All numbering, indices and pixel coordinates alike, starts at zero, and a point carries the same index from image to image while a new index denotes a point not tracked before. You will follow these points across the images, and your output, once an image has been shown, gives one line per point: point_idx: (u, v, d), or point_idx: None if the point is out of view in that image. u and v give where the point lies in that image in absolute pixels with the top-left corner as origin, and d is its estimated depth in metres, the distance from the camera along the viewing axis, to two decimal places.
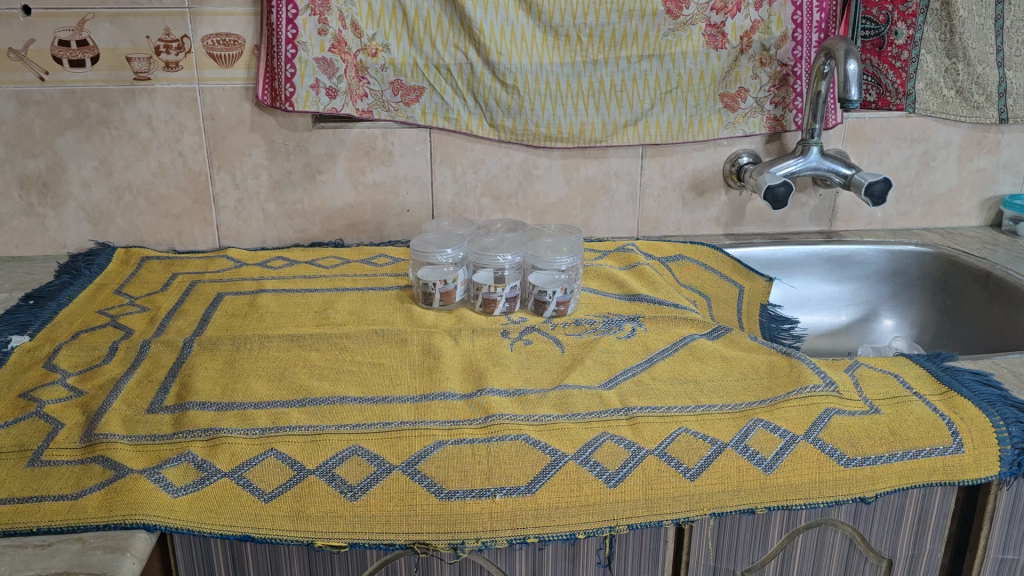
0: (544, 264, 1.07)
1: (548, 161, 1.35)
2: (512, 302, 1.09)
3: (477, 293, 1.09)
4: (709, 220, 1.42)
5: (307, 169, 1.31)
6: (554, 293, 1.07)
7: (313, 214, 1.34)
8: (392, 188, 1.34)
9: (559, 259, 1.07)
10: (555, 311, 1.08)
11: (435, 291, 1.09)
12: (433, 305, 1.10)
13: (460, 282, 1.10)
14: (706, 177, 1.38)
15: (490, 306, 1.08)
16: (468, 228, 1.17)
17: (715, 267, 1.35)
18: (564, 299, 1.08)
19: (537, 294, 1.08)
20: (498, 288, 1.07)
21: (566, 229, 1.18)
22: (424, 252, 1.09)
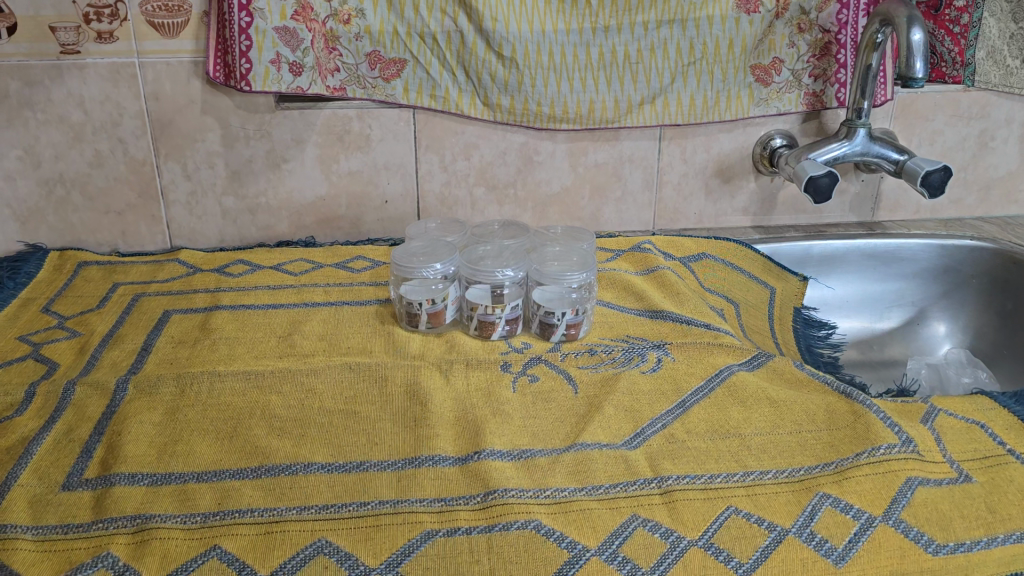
0: (551, 281, 0.90)
1: (551, 145, 1.16)
2: (513, 325, 0.92)
3: (471, 315, 0.92)
4: (736, 211, 1.24)
5: (271, 157, 1.12)
6: (564, 314, 0.89)
7: (279, 209, 1.15)
8: (370, 178, 1.15)
9: (569, 276, 0.90)
10: (565, 335, 0.91)
11: (423, 312, 0.91)
12: (421, 327, 0.93)
13: (450, 301, 0.92)
14: (733, 161, 1.20)
15: (487, 330, 0.91)
16: (460, 232, 1.00)
17: (742, 267, 1.18)
18: (575, 321, 0.90)
19: (542, 314, 0.90)
20: (496, 308, 0.90)
21: (576, 232, 1.01)
22: (407, 270, 0.91)
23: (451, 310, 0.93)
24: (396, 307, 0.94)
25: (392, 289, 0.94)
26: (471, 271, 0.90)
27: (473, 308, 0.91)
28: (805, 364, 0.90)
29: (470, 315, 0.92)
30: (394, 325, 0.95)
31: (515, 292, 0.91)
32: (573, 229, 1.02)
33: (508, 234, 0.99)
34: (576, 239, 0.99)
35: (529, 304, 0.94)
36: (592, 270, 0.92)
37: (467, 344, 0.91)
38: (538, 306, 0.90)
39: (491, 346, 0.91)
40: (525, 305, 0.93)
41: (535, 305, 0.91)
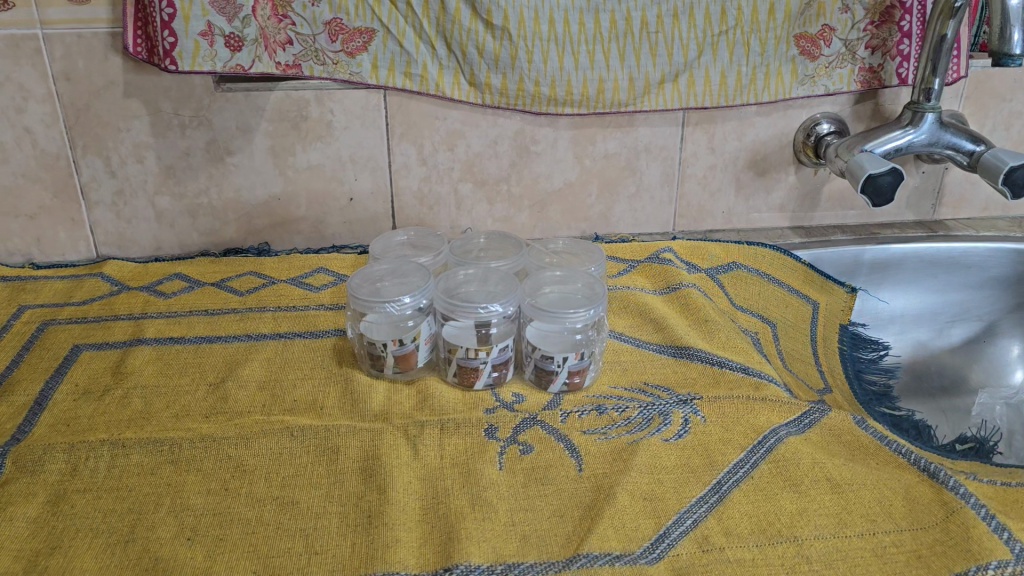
0: (549, 319, 0.70)
1: (552, 133, 0.96)
2: (502, 370, 0.73)
3: (449, 358, 0.73)
4: (772, 209, 1.04)
5: (212, 149, 0.93)
6: (566, 360, 0.71)
7: (225, 211, 0.96)
8: (334, 173, 0.96)
9: (570, 313, 0.69)
10: (567, 384, 0.72)
11: (388, 355, 0.73)
12: (387, 372, 0.74)
13: (423, 340, 0.74)
14: (769, 151, 1.00)
15: (469, 377, 0.73)
16: (437, 248, 0.80)
17: (780, 279, 0.99)
18: (579, 367, 0.72)
19: (538, 358, 0.72)
20: (480, 351, 0.71)
21: (583, 247, 0.81)
22: (367, 307, 0.71)
23: (424, 351, 0.74)
24: (356, 346, 0.75)
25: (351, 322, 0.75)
26: (449, 308, 0.70)
27: (452, 349, 0.72)
28: (869, 421, 0.71)
29: (448, 358, 0.73)
30: (353, 369, 0.76)
31: (505, 330, 0.72)
32: (578, 241, 0.83)
33: (497, 251, 0.80)
34: (583, 262, 0.79)
35: (521, 342, 0.75)
36: (601, 305, 0.71)
37: (443, 397, 0.72)
38: (534, 348, 0.72)
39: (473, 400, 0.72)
40: (517, 343, 0.75)
41: (530, 345, 0.73)
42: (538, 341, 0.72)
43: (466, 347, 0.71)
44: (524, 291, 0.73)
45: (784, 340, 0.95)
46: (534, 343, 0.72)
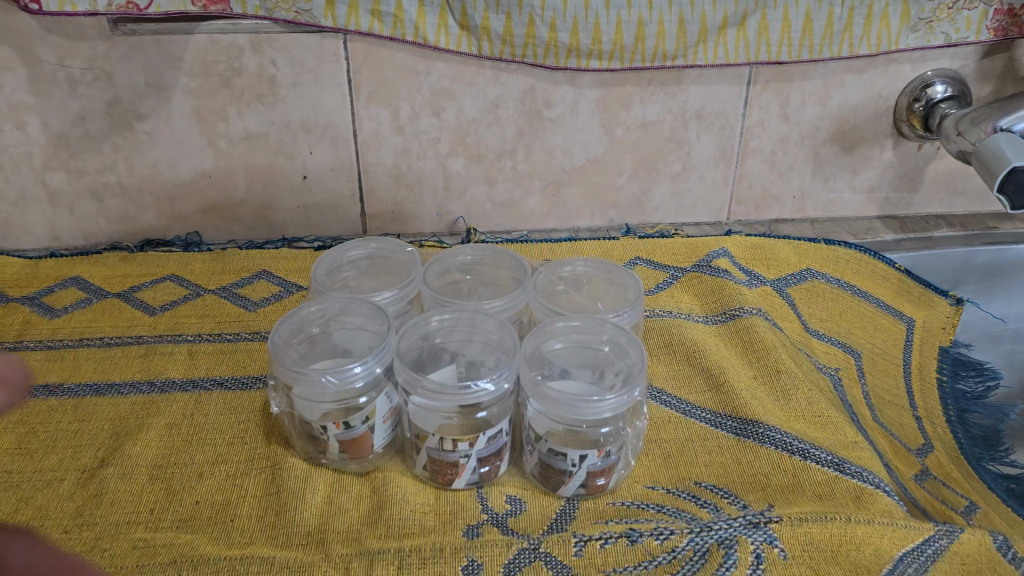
0: (556, 408, 0.47)
1: (572, 94, 0.71)
2: (491, 465, 0.51)
3: (416, 444, 0.51)
4: (859, 194, 0.80)
5: (115, 112, 0.69)
6: (585, 460, 0.49)
7: (140, 192, 0.73)
8: (281, 145, 0.72)
9: (589, 404, 0.47)
10: (584, 487, 0.51)
11: (330, 441, 0.51)
12: (332, 459, 0.53)
13: (380, 418, 0.51)
14: (862, 120, 0.75)
15: (444, 472, 0.51)
16: (406, 276, 0.58)
17: (867, 291, 0.75)
18: (603, 468, 0.50)
19: (542, 451, 0.50)
20: (459, 441, 0.49)
21: (611, 282, 0.59)
22: (294, 381, 0.48)
23: (383, 432, 0.52)
24: (288, 420, 0.54)
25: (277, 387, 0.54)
26: (411, 384, 0.48)
27: (419, 434, 0.50)
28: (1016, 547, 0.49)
29: (415, 445, 0.51)
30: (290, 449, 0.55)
31: (495, 411, 0.50)
32: (609, 265, 0.60)
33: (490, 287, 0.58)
34: (611, 308, 0.56)
35: (521, 418, 0.53)
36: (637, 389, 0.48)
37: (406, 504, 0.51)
38: (536, 437, 0.50)
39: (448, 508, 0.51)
40: (514, 420, 0.53)
41: (531, 430, 0.51)
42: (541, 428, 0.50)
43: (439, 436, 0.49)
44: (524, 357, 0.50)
45: (871, 376, 0.72)
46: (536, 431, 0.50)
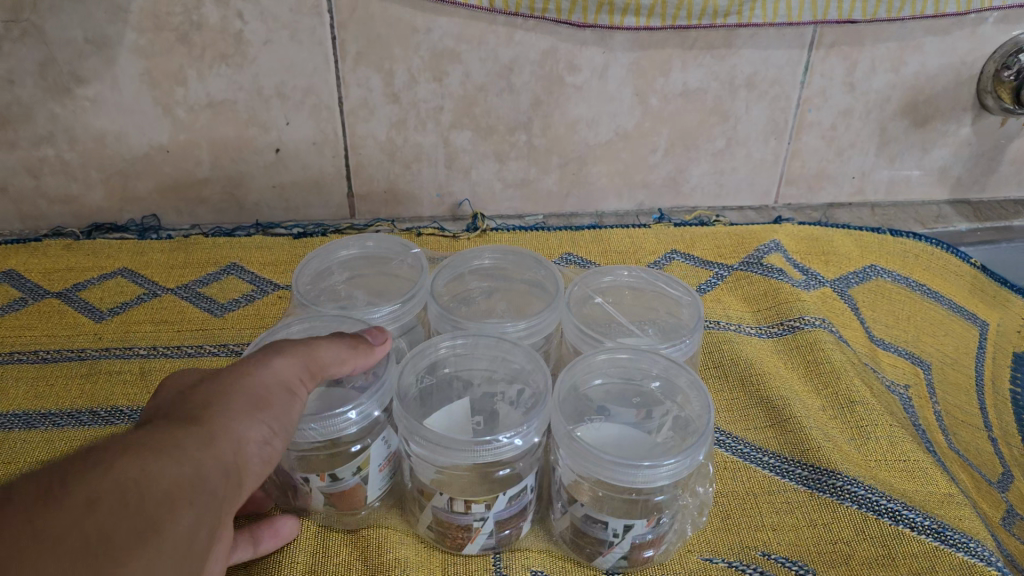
0: (596, 472, 0.37)
1: (602, 56, 0.60)
2: (513, 529, 0.41)
3: (419, 500, 0.41)
4: (927, 175, 0.70)
5: (48, 74, 0.57)
6: (629, 530, 0.39)
7: (86, 169, 0.62)
8: (252, 114, 0.60)
9: (637, 471, 0.36)
10: (626, 558, 0.41)
11: (314, 493, 0.41)
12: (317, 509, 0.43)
13: (375, 467, 0.41)
14: (938, 90, 0.65)
15: (455, 535, 0.41)
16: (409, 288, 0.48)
17: (939, 291, 0.66)
18: (649, 539, 0.40)
19: (576, 513, 0.40)
20: (474, 504, 0.39)
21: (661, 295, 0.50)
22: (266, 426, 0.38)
23: (377, 482, 0.42)
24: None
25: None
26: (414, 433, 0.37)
27: (423, 489, 0.40)
28: None
29: (419, 500, 0.41)
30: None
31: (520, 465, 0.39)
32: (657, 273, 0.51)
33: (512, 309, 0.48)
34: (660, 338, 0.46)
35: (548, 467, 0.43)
36: (701, 452, 0.38)
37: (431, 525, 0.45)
38: (570, 498, 0.40)
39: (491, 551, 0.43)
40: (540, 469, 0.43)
41: (562, 487, 0.41)
42: (574, 486, 0.40)
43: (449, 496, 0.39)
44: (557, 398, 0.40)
45: (943, 391, 0.62)
46: (571, 489, 0.40)
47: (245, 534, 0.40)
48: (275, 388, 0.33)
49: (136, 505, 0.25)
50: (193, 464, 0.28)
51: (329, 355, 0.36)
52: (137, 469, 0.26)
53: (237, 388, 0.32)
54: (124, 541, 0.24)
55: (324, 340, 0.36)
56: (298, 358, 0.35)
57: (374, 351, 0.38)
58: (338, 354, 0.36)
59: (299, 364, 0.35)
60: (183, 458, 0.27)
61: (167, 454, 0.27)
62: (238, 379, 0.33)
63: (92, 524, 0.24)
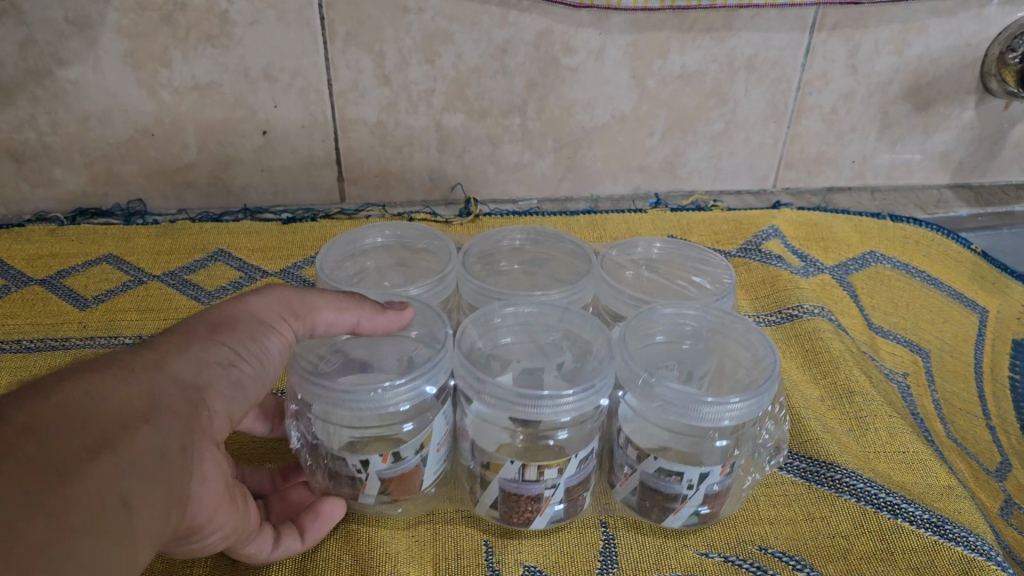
0: (668, 413, 0.37)
1: (599, 37, 0.58)
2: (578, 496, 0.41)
3: (482, 477, 0.40)
4: (929, 159, 0.69)
5: (29, 56, 0.55)
6: (705, 480, 0.39)
7: (69, 152, 0.60)
8: (239, 97, 0.59)
9: (710, 404, 0.36)
10: (698, 514, 0.41)
11: (370, 481, 0.39)
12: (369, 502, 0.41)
13: (435, 445, 0.40)
14: (941, 73, 0.64)
15: (524, 509, 0.40)
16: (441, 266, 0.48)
17: (938, 278, 0.65)
18: (721, 489, 0.40)
19: (648, 471, 0.40)
20: (546, 469, 0.38)
21: (687, 270, 0.51)
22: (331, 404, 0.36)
23: (434, 465, 0.40)
24: (305, 458, 0.42)
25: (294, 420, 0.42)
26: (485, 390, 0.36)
27: (487, 463, 0.39)
28: None
29: (482, 477, 0.40)
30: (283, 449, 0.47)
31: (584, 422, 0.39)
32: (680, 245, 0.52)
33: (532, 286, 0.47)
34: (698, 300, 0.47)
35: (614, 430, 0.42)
36: (769, 392, 0.38)
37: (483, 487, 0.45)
38: (640, 456, 0.40)
39: (507, 530, 0.42)
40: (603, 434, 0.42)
41: (628, 446, 0.40)
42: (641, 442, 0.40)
43: (523, 463, 0.37)
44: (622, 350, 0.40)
45: (942, 379, 0.61)
46: (639, 446, 0.40)
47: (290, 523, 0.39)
48: (241, 321, 0.33)
49: (82, 419, 0.24)
50: (143, 385, 0.27)
51: (319, 302, 0.36)
52: (80, 392, 0.25)
53: (198, 322, 0.32)
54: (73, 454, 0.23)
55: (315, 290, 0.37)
56: (268, 296, 0.35)
57: (387, 313, 0.38)
58: (334, 307, 0.36)
59: (279, 305, 0.35)
60: (132, 380, 0.27)
61: (116, 377, 0.26)
62: (197, 317, 0.32)
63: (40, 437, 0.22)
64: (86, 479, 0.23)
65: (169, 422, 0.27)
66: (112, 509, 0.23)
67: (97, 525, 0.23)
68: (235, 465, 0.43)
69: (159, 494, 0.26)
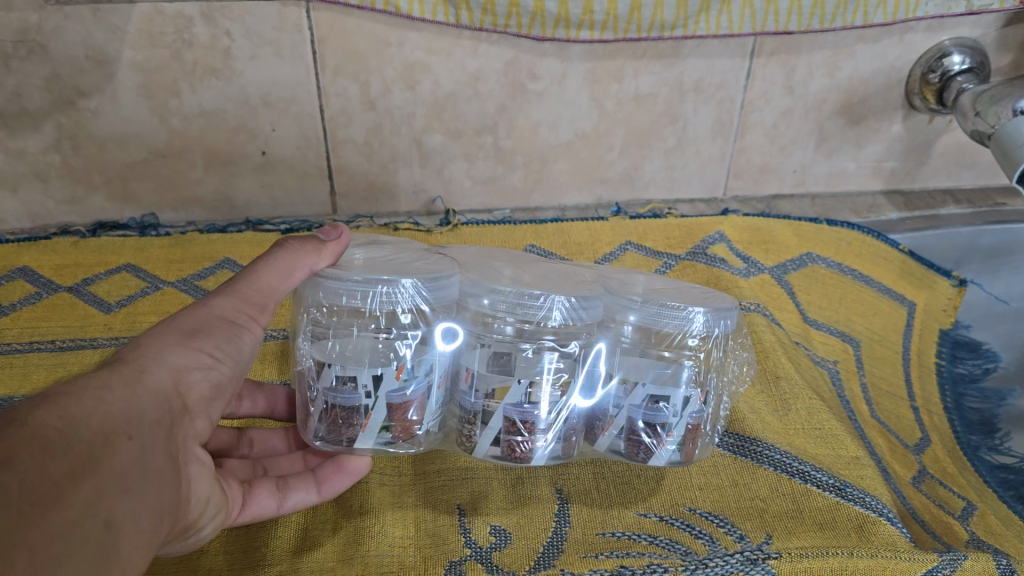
0: (643, 319, 0.44)
1: (561, 65, 0.66)
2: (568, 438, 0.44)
3: (485, 411, 0.42)
4: (863, 169, 0.77)
5: (53, 88, 0.62)
6: (687, 404, 0.43)
7: (89, 172, 0.67)
8: (240, 122, 0.66)
9: (666, 312, 0.44)
10: (679, 451, 0.45)
11: (376, 409, 0.41)
12: (366, 443, 0.42)
13: (438, 378, 0.42)
14: (871, 91, 0.71)
15: (521, 443, 0.43)
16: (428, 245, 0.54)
17: (870, 275, 0.73)
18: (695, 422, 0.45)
19: (636, 402, 0.44)
20: (550, 388, 0.42)
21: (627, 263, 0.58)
22: (346, 293, 0.40)
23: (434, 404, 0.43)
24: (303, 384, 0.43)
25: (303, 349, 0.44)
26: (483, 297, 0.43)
27: (491, 392, 0.42)
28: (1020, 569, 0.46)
29: (483, 411, 0.42)
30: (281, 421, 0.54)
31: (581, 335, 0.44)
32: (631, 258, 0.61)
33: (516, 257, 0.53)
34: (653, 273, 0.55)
35: None
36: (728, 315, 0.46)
37: (459, 460, 0.53)
38: (629, 387, 0.43)
39: (477, 499, 0.50)
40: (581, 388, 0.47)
41: (615, 383, 0.44)
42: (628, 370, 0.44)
43: (530, 382, 0.41)
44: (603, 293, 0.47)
45: (871, 365, 0.69)
46: (624, 379, 0.44)
47: (309, 476, 0.45)
48: (210, 325, 0.37)
49: (62, 446, 0.27)
50: (115, 407, 0.30)
51: (267, 280, 0.39)
52: (58, 418, 0.27)
53: (171, 330, 0.35)
54: (53, 482, 0.26)
55: (260, 270, 0.39)
56: (229, 295, 0.38)
57: (329, 245, 0.43)
58: (284, 276, 0.40)
59: (231, 300, 0.38)
60: (111, 399, 0.30)
61: (92, 398, 0.29)
62: (168, 325, 0.36)
63: (19, 468, 0.25)
64: (73, 504, 0.26)
65: (146, 436, 0.31)
66: (94, 526, 0.26)
67: (87, 547, 0.26)
68: (247, 432, 0.50)
69: (139, 501, 0.29)
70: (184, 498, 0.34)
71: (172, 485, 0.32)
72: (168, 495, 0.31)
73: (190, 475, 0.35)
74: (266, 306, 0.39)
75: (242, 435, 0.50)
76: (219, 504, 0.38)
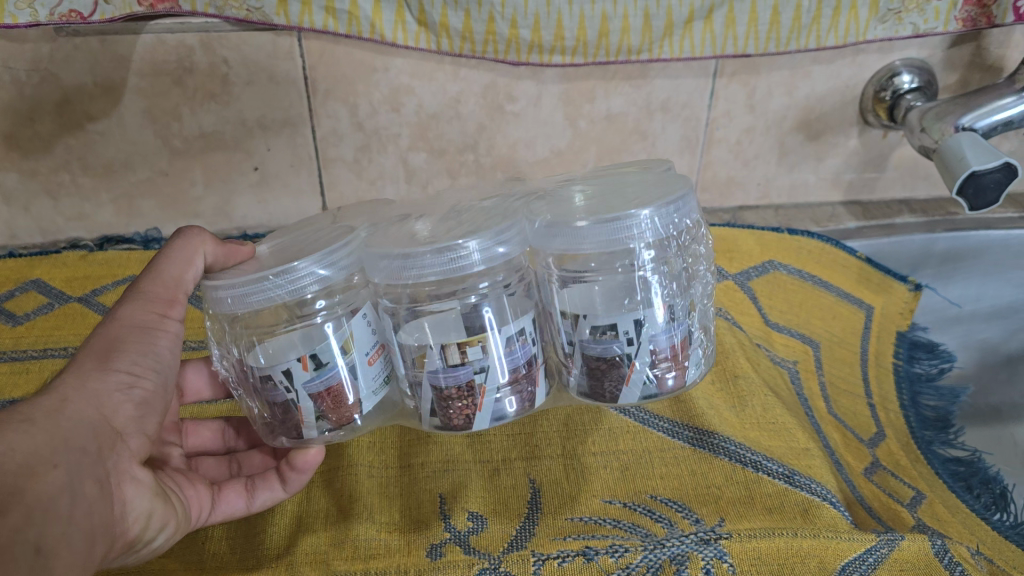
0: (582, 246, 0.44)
1: (536, 86, 0.71)
2: (529, 371, 0.46)
3: (418, 381, 0.45)
4: (824, 181, 0.82)
5: (64, 112, 0.67)
6: (639, 328, 0.44)
7: (97, 190, 0.72)
8: (237, 142, 0.71)
9: (595, 229, 0.43)
10: (650, 378, 0.46)
11: (303, 401, 0.44)
12: (311, 431, 0.45)
13: (359, 354, 0.44)
14: (828, 109, 0.76)
15: (464, 402, 0.44)
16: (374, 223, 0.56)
17: (827, 282, 0.78)
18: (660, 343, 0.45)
19: (583, 336, 0.45)
20: (469, 350, 0.42)
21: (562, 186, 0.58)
22: (240, 297, 0.43)
23: (368, 383, 0.45)
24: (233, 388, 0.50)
25: (224, 369, 0.50)
26: (385, 270, 0.43)
27: (414, 362, 0.44)
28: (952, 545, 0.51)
29: (416, 382, 0.45)
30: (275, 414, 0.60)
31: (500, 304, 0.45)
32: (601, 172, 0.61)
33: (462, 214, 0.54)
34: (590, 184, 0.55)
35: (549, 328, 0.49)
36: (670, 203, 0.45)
37: (440, 453, 0.58)
38: (576, 321, 0.45)
39: (456, 490, 0.54)
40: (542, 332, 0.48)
41: (566, 319, 0.46)
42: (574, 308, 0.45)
43: (442, 345, 0.42)
44: (524, 237, 0.47)
45: (829, 365, 0.74)
46: (573, 313, 0.45)
47: (274, 477, 0.50)
48: (125, 335, 0.41)
49: None
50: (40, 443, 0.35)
51: (168, 274, 0.45)
52: None
53: (89, 356, 0.40)
54: None
55: (161, 267, 0.45)
56: (135, 302, 0.43)
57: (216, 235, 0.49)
58: (181, 266, 0.46)
59: (140, 306, 0.43)
60: (35, 432, 0.35)
61: (20, 433, 0.34)
62: (86, 349, 0.40)
63: None
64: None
65: (70, 466, 0.35)
66: (24, 551, 0.31)
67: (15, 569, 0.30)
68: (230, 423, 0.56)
69: (65, 525, 0.34)
70: (123, 517, 0.39)
71: (101, 508, 0.37)
72: (95, 518, 0.36)
73: (126, 494, 0.39)
74: (174, 297, 0.45)
75: (227, 429, 0.56)
76: (170, 514, 0.43)
